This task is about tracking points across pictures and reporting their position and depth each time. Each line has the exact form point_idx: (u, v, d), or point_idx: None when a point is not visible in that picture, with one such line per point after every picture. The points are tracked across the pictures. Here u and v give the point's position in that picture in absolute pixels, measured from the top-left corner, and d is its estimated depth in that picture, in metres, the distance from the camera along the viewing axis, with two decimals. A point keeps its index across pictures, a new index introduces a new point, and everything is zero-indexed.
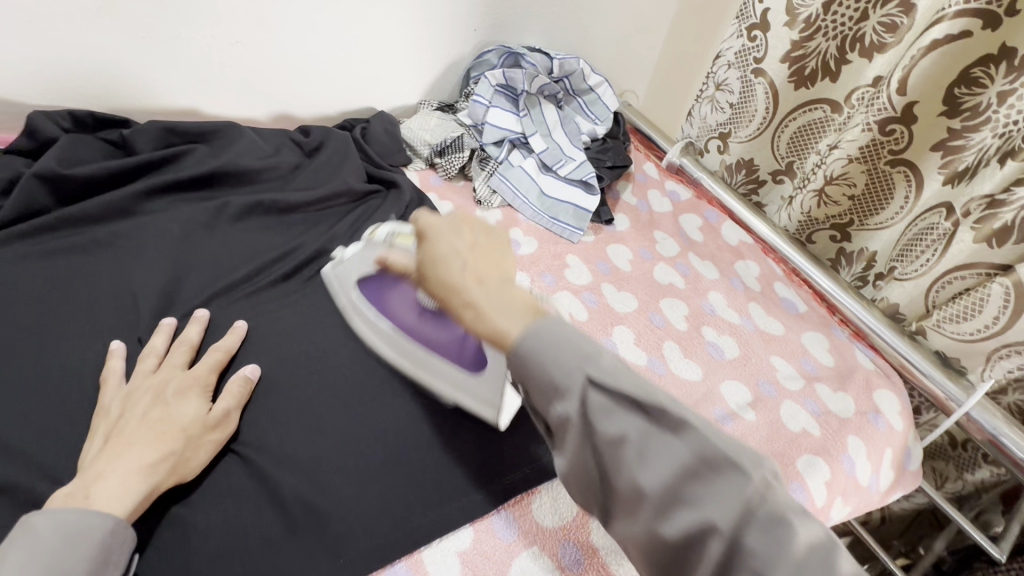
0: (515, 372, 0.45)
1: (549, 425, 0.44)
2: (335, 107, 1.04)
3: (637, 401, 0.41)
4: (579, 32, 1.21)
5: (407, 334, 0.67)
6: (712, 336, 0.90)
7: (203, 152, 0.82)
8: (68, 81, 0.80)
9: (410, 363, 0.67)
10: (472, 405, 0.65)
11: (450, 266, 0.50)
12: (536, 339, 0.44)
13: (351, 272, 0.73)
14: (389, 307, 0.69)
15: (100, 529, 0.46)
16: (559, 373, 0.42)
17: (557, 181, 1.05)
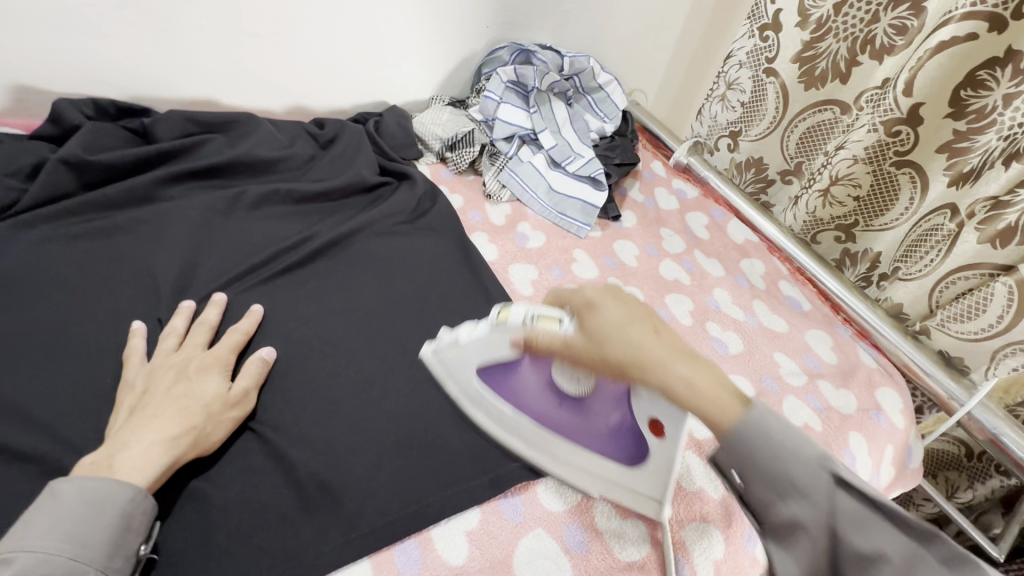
0: (728, 457, 0.48)
1: (771, 525, 0.48)
2: (349, 101, 1.06)
3: (883, 509, 0.43)
4: (589, 31, 1.22)
5: (548, 427, 0.62)
6: (716, 332, 0.91)
7: (221, 142, 0.84)
8: (88, 70, 0.82)
9: (553, 456, 0.63)
10: (626, 497, 0.61)
11: (637, 333, 0.51)
12: (764, 433, 0.46)
13: (469, 358, 0.61)
14: (521, 394, 0.63)
15: (122, 498, 0.48)
16: (802, 473, 0.45)
17: (565, 177, 1.06)
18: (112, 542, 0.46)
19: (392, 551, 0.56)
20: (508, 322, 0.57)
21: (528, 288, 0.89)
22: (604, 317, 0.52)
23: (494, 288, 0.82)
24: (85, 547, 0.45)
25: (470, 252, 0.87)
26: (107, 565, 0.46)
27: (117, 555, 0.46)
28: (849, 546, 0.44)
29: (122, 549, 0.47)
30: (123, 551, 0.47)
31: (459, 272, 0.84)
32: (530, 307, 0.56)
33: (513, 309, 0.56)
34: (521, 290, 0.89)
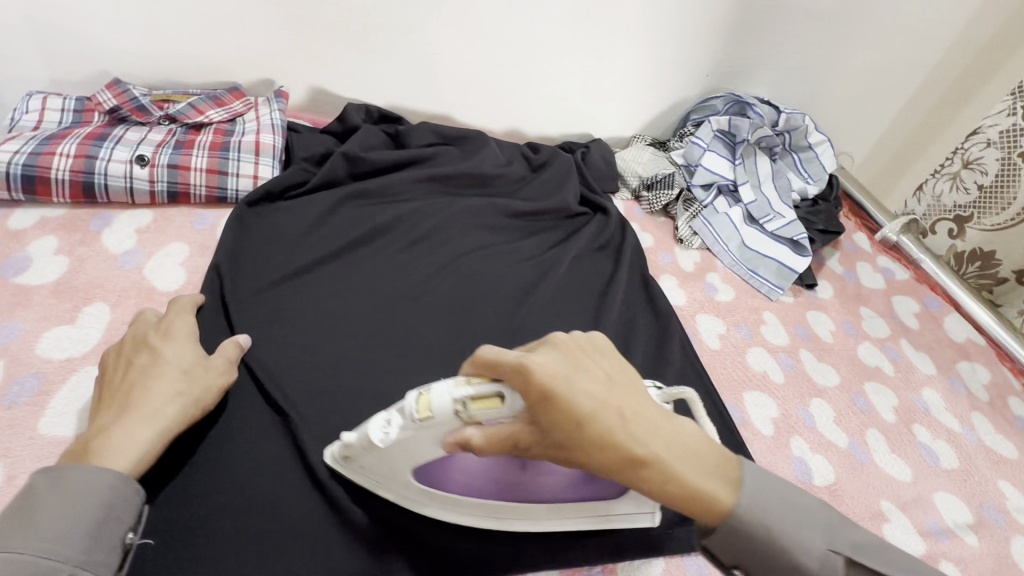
0: (733, 555, 0.45)
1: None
2: (558, 130, 1.13)
3: (876, 565, 0.42)
4: (811, 89, 1.17)
5: (526, 500, 0.55)
6: (925, 438, 0.80)
7: (453, 153, 0.95)
8: (368, 81, 0.97)
9: (538, 523, 0.57)
10: (606, 523, 0.59)
11: (609, 422, 0.43)
12: (763, 521, 0.43)
13: (396, 466, 0.51)
14: (467, 480, 0.54)
15: (103, 480, 0.45)
16: (807, 556, 0.42)
17: (761, 234, 1.02)
18: (92, 530, 0.43)
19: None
20: (432, 421, 0.45)
21: (716, 341, 0.85)
22: (563, 396, 0.42)
23: (679, 331, 0.82)
24: (60, 535, 0.42)
25: (656, 296, 0.87)
26: (85, 558, 0.42)
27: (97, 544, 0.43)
28: None
29: (104, 537, 0.44)
30: (107, 537, 0.44)
31: (647, 314, 0.85)
32: (455, 389, 0.44)
33: (431, 397, 0.44)
34: (707, 342, 0.85)
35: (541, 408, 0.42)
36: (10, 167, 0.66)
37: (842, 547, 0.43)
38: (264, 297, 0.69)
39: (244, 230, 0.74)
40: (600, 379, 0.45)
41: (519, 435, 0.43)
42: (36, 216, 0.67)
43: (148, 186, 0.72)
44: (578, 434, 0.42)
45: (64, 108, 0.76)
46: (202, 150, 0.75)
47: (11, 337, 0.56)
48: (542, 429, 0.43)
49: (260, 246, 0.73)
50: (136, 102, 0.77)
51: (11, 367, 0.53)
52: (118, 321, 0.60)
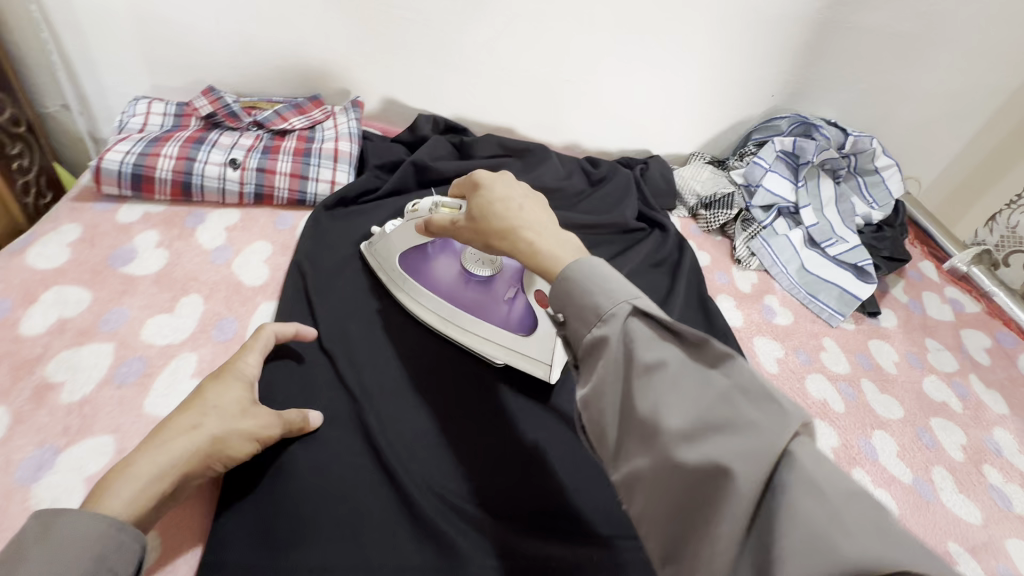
0: (557, 302, 0.42)
1: (582, 354, 0.40)
2: (617, 144, 1.14)
3: (677, 329, 0.37)
4: (880, 111, 1.14)
5: (460, 304, 0.70)
6: (997, 480, 0.77)
7: (516, 166, 0.97)
8: (438, 94, 1.01)
9: (463, 329, 0.69)
10: (519, 362, 0.68)
11: (504, 206, 0.50)
12: (591, 273, 0.41)
13: (392, 248, 0.73)
14: (438, 273, 0.72)
15: (94, 530, 0.39)
16: (606, 298, 0.39)
17: (822, 258, 1.00)
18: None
19: None
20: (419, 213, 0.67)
21: (773, 365, 0.84)
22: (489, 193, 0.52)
23: (736, 353, 0.81)
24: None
25: (714, 317, 0.86)
26: None
27: None
28: (635, 360, 0.37)
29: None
30: None
31: (704, 333, 0.84)
32: (438, 199, 0.65)
33: (423, 202, 0.67)
34: (765, 365, 0.84)
35: (474, 200, 0.54)
36: (123, 166, 0.72)
37: (641, 304, 0.39)
38: (327, 296, 0.72)
39: (319, 236, 0.77)
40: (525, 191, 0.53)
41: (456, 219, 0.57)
42: (141, 211, 0.73)
43: (238, 188, 0.77)
44: (486, 216, 0.51)
45: (166, 112, 0.83)
46: (287, 155, 0.80)
47: (120, 322, 0.60)
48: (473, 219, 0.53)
49: (333, 250, 0.77)
50: (229, 108, 0.82)
51: (121, 349, 0.58)
52: (211, 313, 0.65)
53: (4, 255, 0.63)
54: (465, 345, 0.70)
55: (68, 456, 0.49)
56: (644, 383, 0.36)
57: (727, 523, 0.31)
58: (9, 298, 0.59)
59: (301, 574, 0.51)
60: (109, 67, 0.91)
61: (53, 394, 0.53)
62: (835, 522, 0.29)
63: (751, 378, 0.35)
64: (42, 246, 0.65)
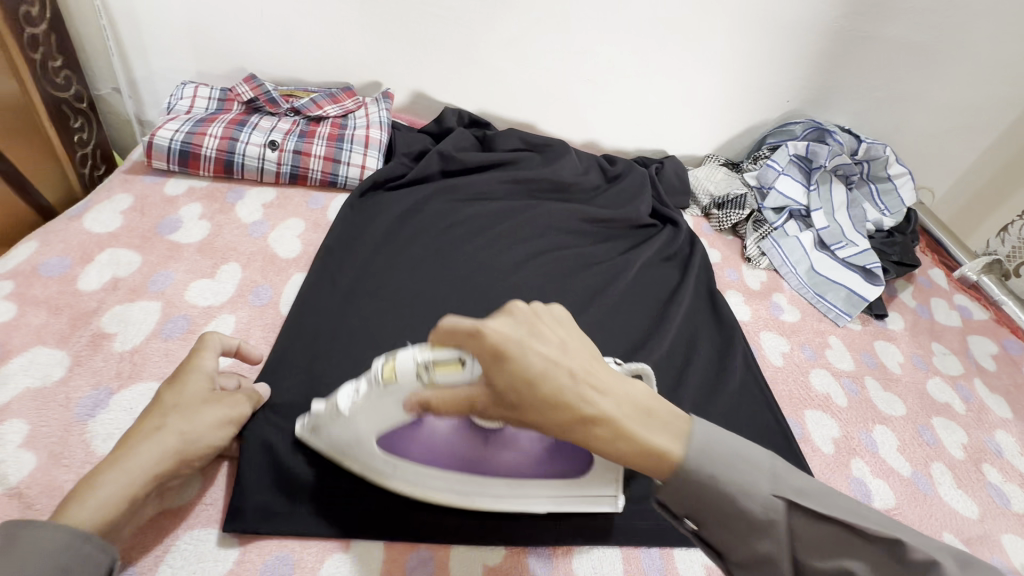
0: (690, 511, 0.44)
1: (736, 557, 0.44)
2: (635, 144, 1.17)
3: (835, 520, 0.41)
4: (895, 120, 1.16)
5: (481, 471, 0.55)
6: (995, 479, 0.78)
7: (535, 159, 1.01)
8: (464, 89, 1.06)
9: (498, 497, 0.56)
10: (576, 505, 0.58)
11: (560, 382, 0.41)
12: (716, 474, 0.42)
13: (360, 429, 0.51)
14: (431, 438, 0.54)
15: (54, 541, 0.40)
16: (759, 509, 0.41)
17: (831, 260, 1.03)
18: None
19: (638, 553, 0.59)
20: (395, 384, 0.46)
21: (778, 358, 0.86)
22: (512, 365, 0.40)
23: (742, 344, 0.84)
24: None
25: (721, 309, 0.89)
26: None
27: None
28: (811, 564, 0.42)
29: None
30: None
31: (711, 324, 0.87)
32: (420, 349, 0.45)
33: (399, 360, 0.46)
34: (770, 358, 0.86)
35: (494, 371, 0.41)
36: (172, 143, 0.78)
37: (786, 493, 0.42)
38: (355, 263, 0.76)
39: (348, 215, 0.81)
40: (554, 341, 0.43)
41: (475, 397, 0.43)
42: (185, 185, 0.78)
43: (276, 168, 0.82)
44: (526, 396, 0.41)
45: (210, 96, 0.89)
46: (321, 140, 0.85)
47: (166, 284, 0.65)
48: (501, 397, 0.43)
49: (361, 229, 0.80)
50: (269, 94, 0.88)
51: (167, 308, 0.63)
52: (248, 280, 0.69)
53: (63, 219, 0.69)
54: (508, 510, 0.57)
55: (120, 398, 0.54)
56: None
57: None
58: (68, 257, 0.64)
59: (313, 515, 0.55)
60: (158, 53, 0.97)
61: (108, 343, 0.58)
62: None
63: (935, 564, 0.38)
64: (97, 213, 0.70)
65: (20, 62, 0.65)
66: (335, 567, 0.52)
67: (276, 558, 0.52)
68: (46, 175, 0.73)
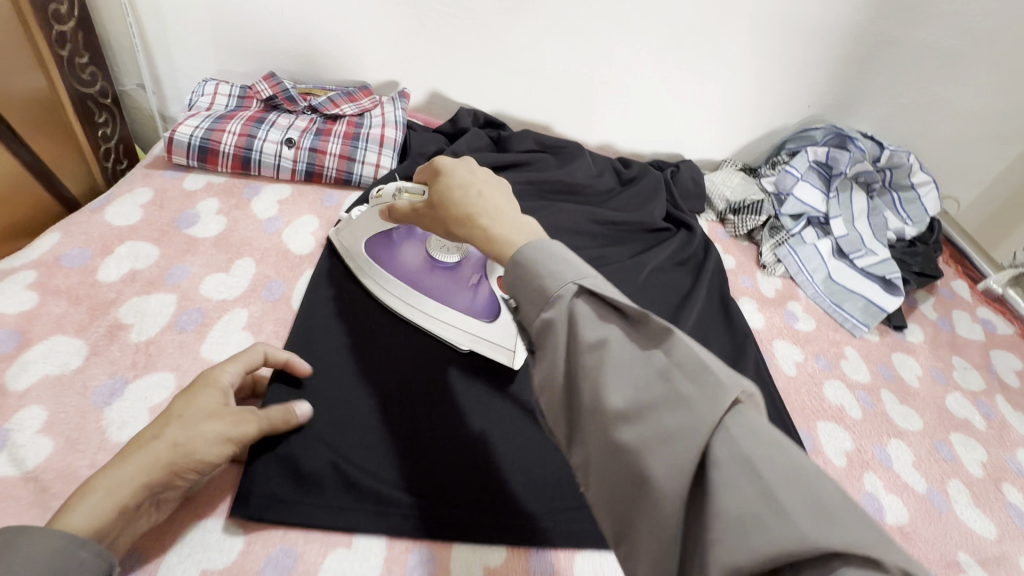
0: (510, 290, 0.41)
1: (534, 337, 0.40)
2: (650, 147, 1.16)
3: (619, 305, 0.37)
4: (919, 127, 1.14)
5: (423, 290, 0.71)
6: (1016, 499, 0.76)
7: (549, 161, 1.01)
8: (481, 90, 1.06)
9: (427, 317, 0.70)
10: (484, 350, 0.69)
11: (461, 194, 0.48)
12: (543, 253, 0.41)
13: (357, 232, 0.72)
14: (404, 260, 0.73)
15: (50, 546, 0.39)
16: (550, 280, 0.39)
17: (849, 269, 1.00)
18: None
19: None
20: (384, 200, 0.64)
21: (791, 368, 0.85)
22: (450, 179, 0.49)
23: (754, 352, 0.83)
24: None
25: (734, 316, 0.88)
26: None
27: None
28: (577, 340, 0.36)
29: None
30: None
31: (723, 331, 0.86)
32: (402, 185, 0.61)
33: (387, 188, 0.64)
34: (783, 367, 0.85)
35: (432, 186, 0.52)
36: (192, 139, 0.79)
37: (586, 284, 0.38)
38: None
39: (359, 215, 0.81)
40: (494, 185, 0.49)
41: (416, 203, 0.56)
42: (204, 180, 0.80)
43: (292, 165, 0.83)
44: (444, 202, 0.49)
45: (230, 93, 0.90)
46: (337, 138, 0.86)
47: (182, 277, 0.67)
48: (433, 205, 0.51)
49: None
50: (287, 92, 0.89)
51: (182, 301, 0.64)
52: (261, 276, 0.70)
53: (85, 211, 0.70)
54: (428, 331, 0.70)
55: (134, 389, 0.55)
56: (593, 362, 0.35)
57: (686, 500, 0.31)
58: (89, 249, 0.66)
59: (314, 509, 0.54)
60: (182, 51, 0.99)
61: (124, 334, 0.59)
62: (770, 501, 0.29)
63: (695, 357, 0.34)
64: (118, 206, 0.72)
65: (48, 57, 0.67)
66: (337, 561, 0.53)
67: (280, 550, 0.52)
68: (70, 168, 0.75)
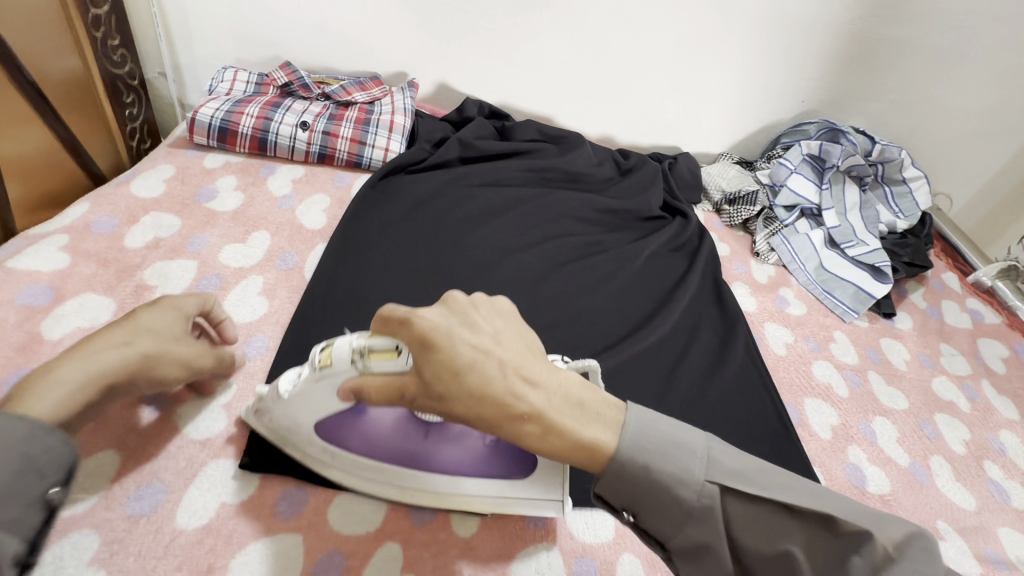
0: (620, 503, 0.45)
1: (679, 547, 0.45)
2: (650, 140, 1.20)
3: (761, 498, 0.42)
4: (912, 124, 1.17)
5: (421, 467, 0.55)
6: (997, 476, 0.79)
7: (551, 150, 1.05)
8: (486, 82, 1.10)
9: (440, 494, 0.56)
10: (520, 507, 0.56)
11: (488, 376, 0.42)
12: (651, 457, 0.43)
13: (298, 414, 0.53)
14: (376, 432, 0.55)
15: (19, 434, 0.39)
16: (688, 493, 0.42)
17: (840, 259, 1.04)
18: (5, 484, 0.37)
19: None
20: (331, 365, 0.47)
21: (782, 348, 0.88)
22: (441, 359, 0.41)
23: (745, 332, 0.86)
24: None
25: (727, 299, 0.91)
26: None
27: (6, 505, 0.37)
28: (746, 546, 0.42)
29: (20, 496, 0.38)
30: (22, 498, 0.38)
31: (716, 312, 0.89)
32: (357, 343, 0.46)
33: (336, 345, 0.47)
34: (774, 347, 0.88)
35: (422, 359, 0.43)
36: (212, 120, 0.84)
37: (718, 478, 0.42)
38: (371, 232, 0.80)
39: (369, 195, 0.86)
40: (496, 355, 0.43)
41: (399, 380, 0.44)
42: (222, 159, 0.84)
43: (305, 147, 0.87)
44: (455, 398, 0.42)
45: (248, 80, 0.95)
46: (349, 123, 0.90)
47: (202, 246, 0.71)
48: (430, 385, 0.43)
49: (380, 209, 0.84)
50: (302, 80, 0.93)
51: (202, 266, 0.68)
52: (276, 247, 0.75)
53: (112, 184, 0.75)
54: (451, 504, 0.57)
55: None
56: (776, 570, 0.41)
57: None
58: (116, 217, 0.70)
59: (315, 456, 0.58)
60: (202, 41, 1.04)
61: (149, 293, 0.63)
62: None
63: (882, 544, 0.38)
64: (142, 180, 0.76)
65: (83, 39, 0.72)
66: (348, 499, 0.57)
67: (296, 488, 0.57)
68: (99, 147, 0.80)
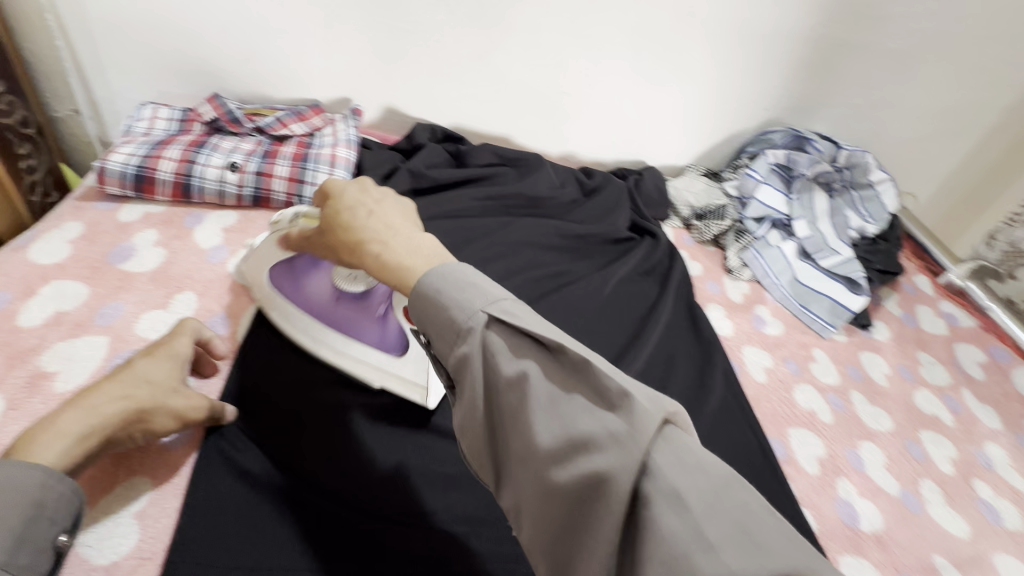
0: (417, 319, 0.42)
1: (452, 369, 0.39)
2: (612, 156, 1.16)
3: (534, 334, 0.37)
4: (874, 126, 1.15)
5: (334, 326, 0.67)
6: (986, 494, 0.76)
7: (511, 174, 0.98)
8: (435, 105, 1.04)
9: (337, 353, 0.67)
10: (394, 385, 0.66)
11: (355, 215, 0.47)
12: (446, 282, 0.40)
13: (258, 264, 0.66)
14: (312, 290, 0.67)
15: (31, 479, 0.40)
16: (460, 313, 0.38)
17: (814, 270, 1.00)
18: (18, 530, 0.38)
19: None
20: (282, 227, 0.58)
21: (762, 374, 0.84)
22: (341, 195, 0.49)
23: (722, 362, 0.82)
24: None
25: (701, 324, 0.86)
26: (10, 558, 0.37)
27: (23, 548, 0.38)
28: (495, 374, 0.36)
29: (30, 539, 0.39)
30: (33, 541, 0.39)
31: (690, 339, 0.85)
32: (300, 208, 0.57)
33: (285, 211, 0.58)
34: (753, 374, 0.84)
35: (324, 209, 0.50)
36: (126, 168, 0.75)
37: (497, 312, 0.38)
38: None
39: None
40: (395, 209, 0.49)
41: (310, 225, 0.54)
42: (141, 210, 0.76)
43: (236, 191, 0.79)
44: (334, 225, 0.48)
45: (170, 117, 0.86)
46: (285, 160, 0.81)
47: (115, 317, 0.63)
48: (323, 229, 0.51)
49: None
50: (231, 113, 0.85)
51: (115, 342, 0.60)
52: (205, 310, 0.67)
53: (8, 250, 0.66)
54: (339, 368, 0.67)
55: None
56: (513, 399, 0.35)
57: (612, 534, 0.31)
58: (9, 291, 0.62)
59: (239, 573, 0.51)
60: (118, 74, 0.95)
61: (48, 383, 0.55)
62: (700, 536, 0.29)
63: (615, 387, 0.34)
64: (44, 243, 0.68)
65: None
66: None
67: None
68: None
